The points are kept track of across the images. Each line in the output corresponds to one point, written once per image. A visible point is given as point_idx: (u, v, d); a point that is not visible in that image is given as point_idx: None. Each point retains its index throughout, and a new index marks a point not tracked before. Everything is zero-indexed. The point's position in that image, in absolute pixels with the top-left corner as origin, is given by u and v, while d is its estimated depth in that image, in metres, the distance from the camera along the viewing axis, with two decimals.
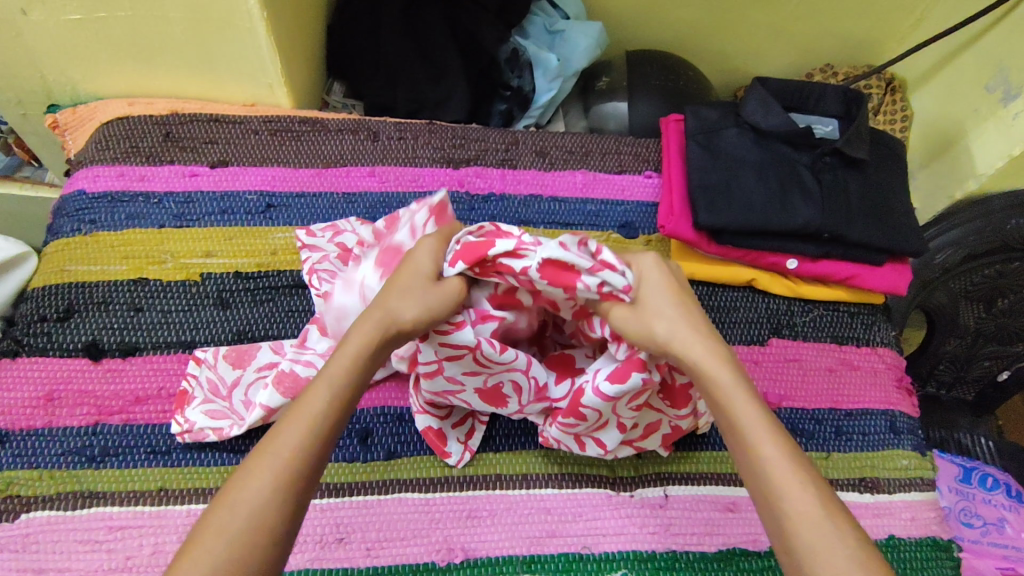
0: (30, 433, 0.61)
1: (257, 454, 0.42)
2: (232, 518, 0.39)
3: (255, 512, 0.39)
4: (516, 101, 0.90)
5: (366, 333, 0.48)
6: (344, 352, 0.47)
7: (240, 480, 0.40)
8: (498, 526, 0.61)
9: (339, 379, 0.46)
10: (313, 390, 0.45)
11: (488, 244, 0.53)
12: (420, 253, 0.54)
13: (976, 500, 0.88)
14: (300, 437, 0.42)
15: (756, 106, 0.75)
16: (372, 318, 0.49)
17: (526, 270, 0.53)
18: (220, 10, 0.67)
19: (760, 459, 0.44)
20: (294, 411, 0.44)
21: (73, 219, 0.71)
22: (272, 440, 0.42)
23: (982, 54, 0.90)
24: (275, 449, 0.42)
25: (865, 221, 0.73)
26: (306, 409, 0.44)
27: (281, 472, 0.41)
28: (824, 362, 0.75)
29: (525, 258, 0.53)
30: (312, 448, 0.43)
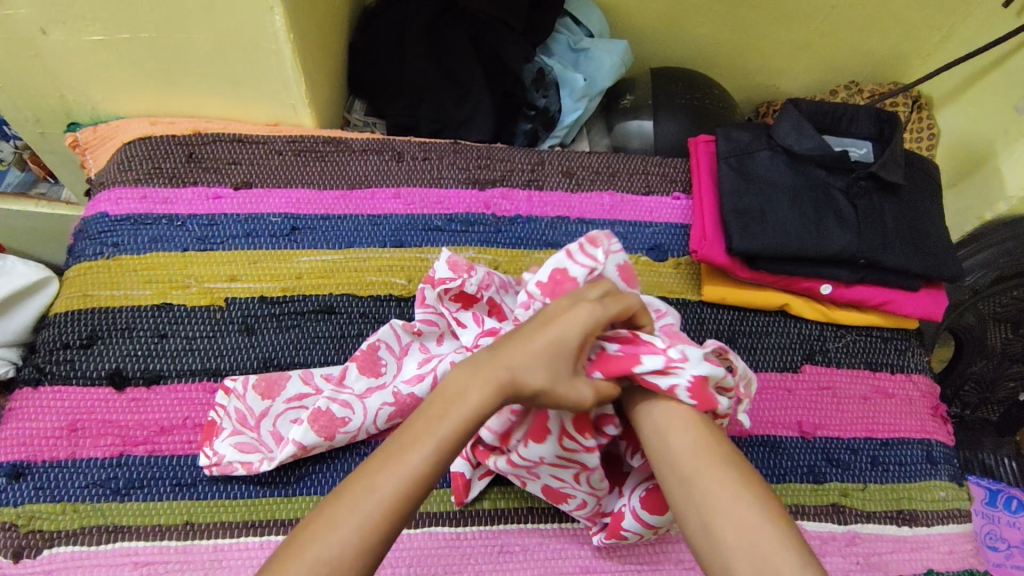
0: (52, 465, 0.60)
1: (344, 505, 0.41)
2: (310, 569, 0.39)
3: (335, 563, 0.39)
4: (541, 121, 0.89)
5: (481, 393, 0.45)
6: (459, 410, 0.45)
7: (324, 527, 0.40)
8: (530, 561, 0.60)
9: (444, 442, 0.44)
10: (415, 444, 0.44)
11: (635, 360, 0.50)
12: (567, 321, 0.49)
13: (1002, 523, 0.86)
14: (391, 495, 0.42)
15: (790, 128, 0.74)
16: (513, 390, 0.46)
17: (675, 388, 0.49)
18: (248, 31, 0.66)
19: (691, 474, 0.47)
20: (388, 462, 0.43)
21: (95, 243, 0.70)
22: (360, 493, 0.42)
23: (1012, 75, 0.89)
24: (362, 499, 0.41)
25: (901, 246, 0.71)
26: (405, 465, 0.43)
27: (365, 525, 0.40)
28: (858, 390, 0.73)
29: (675, 375, 0.50)
30: (402, 509, 0.42)
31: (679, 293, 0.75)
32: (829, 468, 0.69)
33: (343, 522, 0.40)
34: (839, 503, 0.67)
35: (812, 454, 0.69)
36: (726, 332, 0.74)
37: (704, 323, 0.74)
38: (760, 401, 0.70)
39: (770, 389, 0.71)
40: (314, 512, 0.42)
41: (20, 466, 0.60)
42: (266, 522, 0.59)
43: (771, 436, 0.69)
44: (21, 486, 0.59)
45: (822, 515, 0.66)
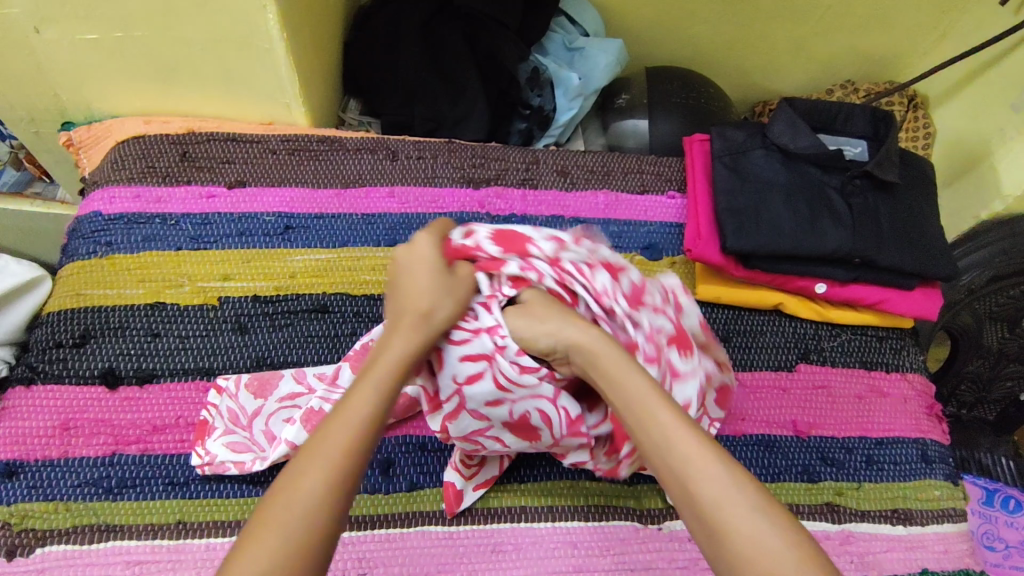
0: (44, 464, 0.60)
1: (303, 458, 0.40)
2: (283, 525, 0.37)
3: (308, 511, 0.38)
4: (536, 120, 0.90)
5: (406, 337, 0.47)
6: (385, 360, 0.46)
7: (289, 481, 0.39)
8: (523, 560, 0.60)
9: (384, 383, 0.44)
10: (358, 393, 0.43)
11: (457, 245, 0.56)
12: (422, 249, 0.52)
13: (999, 523, 0.86)
14: (345, 440, 0.41)
15: (785, 127, 0.74)
16: (407, 321, 0.48)
17: (478, 244, 0.55)
18: (242, 30, 0.66)
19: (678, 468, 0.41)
20: (337, 415, 0.42)
21: (88, 242, 0.70)
22: (317, 444, 0.40)
23: (1008, 74, 0.89)
24: (315, 447, 0.40)
25: (895, 245, 0.71)
26: (353, 414, 0.42)
27: (329, 468, 0.39)
28: (854, 389, 0.73)
29: (477, 237, 0.56)
30: (361, 451, 0.41)
31: None
32: (824, 467, 0.69)
33: (305, 472, 0.39)
34: (834, 502, 0.67)
35: (807, 453, 0.69)
36: (721, 331, 0.74)
37: None
38: (755, 399, 0.70)
39: (764, 388, 0.71)
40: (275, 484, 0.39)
41: (12, 465, 0.60)
42: None
43: (766, 435, 0.69)
44: (13, 485, 0.59)
45: (816, 514, 0.66)
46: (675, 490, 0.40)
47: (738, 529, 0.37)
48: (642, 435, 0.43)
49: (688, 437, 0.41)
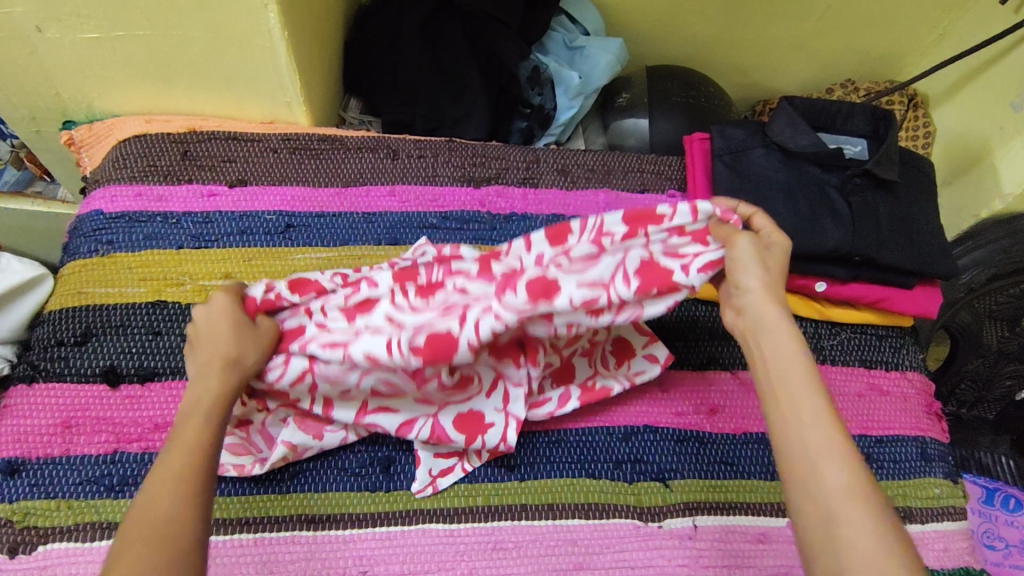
0: (47, 462, 0.60)
1: (157, 479, 0.43)
2: (147, 539, 0.40)
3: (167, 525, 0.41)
4: (536, 119, 0.90)
5: (218, 376, 0.50)
6: (205, 394, 0.49)
7: (148, 499, 0.43)
8: (524, 558, 0.60)
9: (209, 407, 0.48)
10: (191, 424, 0.47)
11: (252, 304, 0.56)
12: (214, 308, 0.54)
13: (999, 521, 0.86)
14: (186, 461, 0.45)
15: (784, 124, 0.74)
16: (213, 365, 0.50)
17: (279, 294, 0.57)
18: (243, 29, 0.66)
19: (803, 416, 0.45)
20: (174, 443, 0.46)
21: (90, 240, 0.70)
22: (162, 468, 0.44)
23: (1008, 73, 0.89)
24: (162, 474, 0.44)
25: (895, 243, 0.72)
26: (189, 440, 0.46)
27: (181, 483, 0.43)
28: (854, 388, 0.73)
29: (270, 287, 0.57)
30: (202, 467, 0.45)
31: None
32: None
33: (158, 496, 0.43)
34: None
35: None
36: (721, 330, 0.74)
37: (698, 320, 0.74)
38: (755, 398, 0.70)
39: None
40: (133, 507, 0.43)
41: (14, 463, 0.60)
42: (259, 519, 0.59)
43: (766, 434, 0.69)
44: (15, 483, 0.59)
45: None
46: (799, 446, 0.44)
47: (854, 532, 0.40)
48: (783, 382, 0.47)
49: (832, 433, 0.44)
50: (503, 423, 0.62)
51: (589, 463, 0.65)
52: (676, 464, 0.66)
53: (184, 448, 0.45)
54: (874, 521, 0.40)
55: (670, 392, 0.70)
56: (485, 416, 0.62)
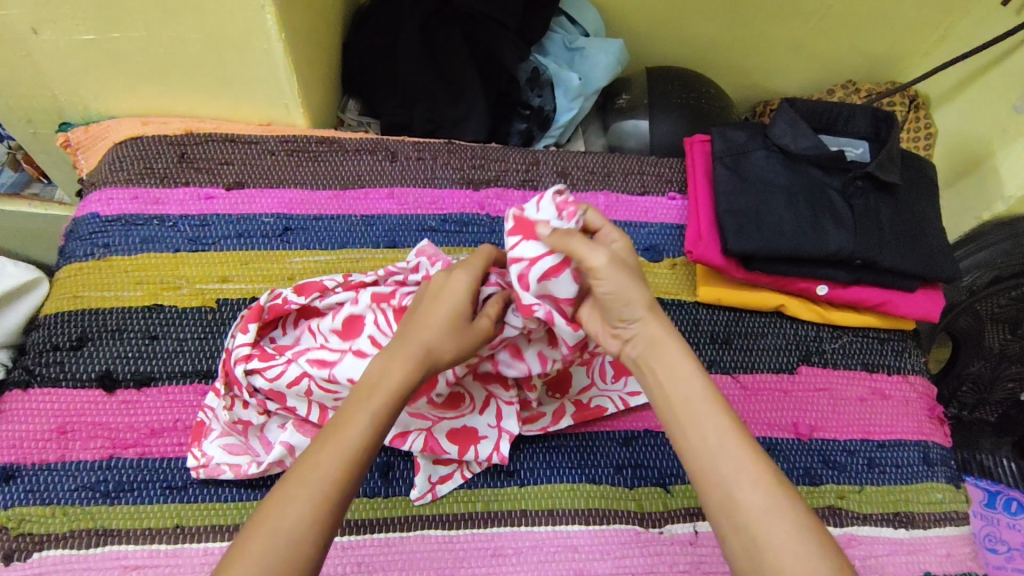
0: (41, 468, 0.60)
1: (293, 480, 0.41)
2: (269, 544, 0.38)
3: (291, 545, 0.38)
4: (536, 121, 0.89)
5: (404, 368, 0.46)
6: (383, 386, 0.45)
7: (282, 503, 0.40)
8: (523, 564, 0.59)
9: (379, 412, 0.44)
10: (352, 416, 0.43)
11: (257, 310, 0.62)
12: (454, 291, 0.49)
13: (1001, 525, 0.86)
14: (335, 467, 0.41)
15: (785, 127, 0.74)
16: (407, 355, 0.46)
17: (287, 301, 0.62)
18: (240, 30, 0.66)
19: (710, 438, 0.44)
20: (328, 437, 0.43)
21: (85, 243, 0.69)
22: (310, 468, 0.41)
23: (1009, 75, 0.89)
24: (308, 476, 0.41)
25: (897, 246, 0.71)
26: (346, 437, 0.42)
27: (319, 495, 0.40)
28: (856, 392, 0.73)
29: (281, 295, 0.63)
30: (348, 479, 0.41)
31: (674, 293, 0.75)
32: (825, 470, 0.68)
33: (295, 501, 0.40)
34: (836, 506, 0.66)
35: (808, 455, 0.68)
36: (722, 333, 0.73)
37: (699, 323, 0.74)
38: (756, 403, 0.70)
39: (766, 391, 0.71)
40: (268, 498, 0.40)
41: (9, 469, 0.59)
42: None
43: (767, 438, 0.68)
44: (10, 489, 0.58)
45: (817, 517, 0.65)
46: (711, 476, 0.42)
47: (781, 549, 0.39)
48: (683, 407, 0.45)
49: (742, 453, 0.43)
50: (496, 438, 0.62)
51: (589, 468, 0.65)
52: (677, 469, 0.66)
53: (334, 450, 0.42)
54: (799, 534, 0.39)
55: None
56: (478, 430, 0.63)
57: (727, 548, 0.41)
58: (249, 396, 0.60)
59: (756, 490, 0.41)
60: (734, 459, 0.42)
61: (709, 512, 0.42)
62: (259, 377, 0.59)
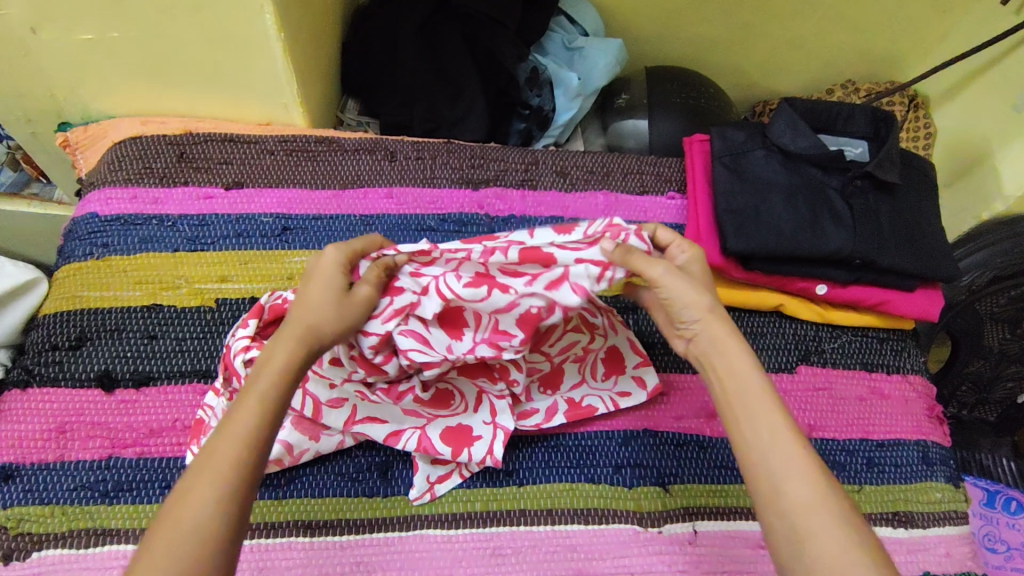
0: (40, 467, 0.60)
1: (191, 476, 0.40)
2: (173, 539, 0.37)
3: (195, 531, 0.38)
4: (535, 121, 0.89)
5: (288, 350, 0.46)
6: (268, 372, 0.45)
7: (179, 498, 0.39)
8: (522, 564, 0.59)
9: (267, 396, 0.44)
10: (241, 407, 0.43)
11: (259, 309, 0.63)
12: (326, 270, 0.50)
13: (1000, 524, 0.86)
14: (231, 455, 0.41)
15: (784, 126, 0.74)
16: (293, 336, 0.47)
17: (289, 300, 0.63)
18: (239, 30, 0.66)
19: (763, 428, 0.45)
20: (221, 430, 0.42)
21: (84, 243, 0.69)
22: (204, 462, 0.40)
23: (1009, 74, 0.89)
24: (206, 469, 0.40)
25: (897, 246, 0.71)
26: (237, 426, 0.42)
27: (218, 484, 0.39)
28: (855, 391, 0.73)
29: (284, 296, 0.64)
30: (248, 463, 0.41)
31: None
32: None
33: (193, 495, 0.39)
34: None
35: None
36: None
37: None
38: None
39: None
40: (165, 502, 0.39)
41: (8, 468, 0.59)
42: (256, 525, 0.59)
43: None
44: (9, 489, 0.58)
45: None
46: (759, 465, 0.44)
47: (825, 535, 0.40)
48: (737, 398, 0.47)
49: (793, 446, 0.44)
50: (491, 438, 0.62)
51: (589, 468, 0.65)
52: (676, 468, 0.66)
53: (229, 439, 0.41)
54: (843, 527, 0.40)
55: (669, 396, 0.69)
56: (473, 431, 0.62)
57: (772, 533, 0.42)
58: (248, 388, 0.59)
59: (809, 483, 0.42)
60: (783, 450, 0.44)
61: (756, 496, 0.44)
62: (259, 367, 0.58)
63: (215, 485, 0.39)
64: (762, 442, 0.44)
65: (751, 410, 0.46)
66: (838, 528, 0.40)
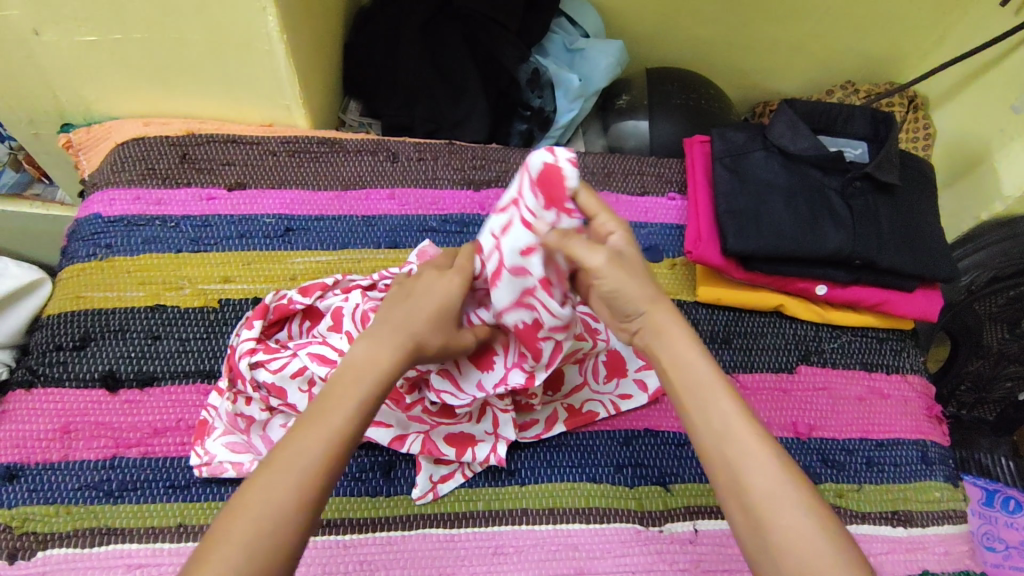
0: (45, 467, 0.60)
1: (276, 465, 0.39)
2: (252, 529, 0.36)
3: (275, 525, 0.37)
4: (536, 122, 0.89)
5: (383, 351, 0.44)
6: (360, 368, 0.43)
7: (263, 484, 0.38)
8: (524, 562, 0.59)
9: (364, 394, 0.42)
10: (336, 399, 0.42)
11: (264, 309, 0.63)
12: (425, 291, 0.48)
13: (999, 524, 0.86)
14: (321, 451, 0.39)
15: (784, 127, 0.74)
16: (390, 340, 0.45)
17: (292, 301, 0.63)
18: (241, 31, 0.66)
19: (719, 423, 0.42)
20: (313, 419, 0.41)
21: (88, 244, 0.70)
22: (293, 452, 0.39)
23: (1008, 75, 0.89)
24: (292, 459, 0.39)
25: (896, 246, 0.71)
26: (329, 419, 0.41)
27: (304, 479, 0.38)
28: (854, 391, 0.73)
29: (287, 296, 0.64)
30: (334, 463, 0.40)
31: (674, 293, 0.75)
32: (824, 469, 0.69)
33: (278, 485, 0.38)
34: (835, 504, 0.67)
35: (808, 454, 0.69)
36: (722, 333, 0.74)
37: (699, 324, 0.74)
38: (756, 402, 0.70)
39: (765, 391, 0.71)
40: (242, 485, 0.38)
41: (13, 468, 0.59)
42: None
43: None
44: (14, 488, 0.59)
45: None
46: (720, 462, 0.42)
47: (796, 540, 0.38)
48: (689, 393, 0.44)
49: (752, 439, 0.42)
50: (494, 441, 0.63)
51: (590, 467, 0.65)
52: (677, 468, 0.66)
53: (322, 431, 0.40)
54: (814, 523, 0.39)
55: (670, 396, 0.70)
56: (475, 434, 0.63)
57: (738, 532, 0.41)
58: (252, 391, 0.60)
59: (770, 480, 0.40)
60: (743, 446, 0.42)
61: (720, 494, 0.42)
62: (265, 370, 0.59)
63: (293, 482, 0.38)
64: (721, 437, 0.42)
65: (705, 404, 0.43)
66: (803, 522, 0.39)
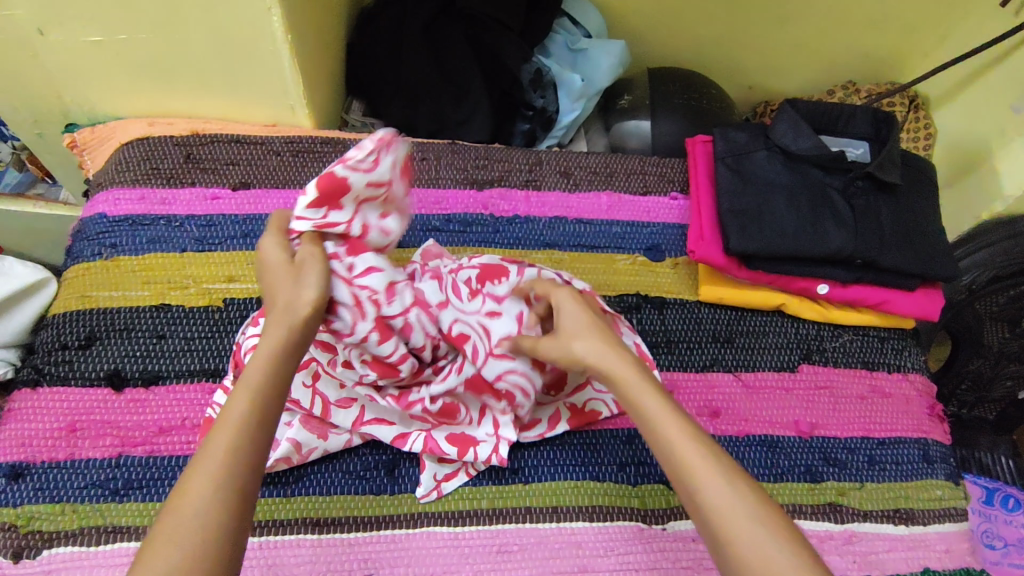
0: (50, 466, 0.60)
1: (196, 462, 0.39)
2: (176, 525, 0.37)
3: (194, 515, 0.37)
4: (539, 122, 0.90)
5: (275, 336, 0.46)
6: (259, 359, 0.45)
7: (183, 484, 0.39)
8: (527, 560, 0.60)
9: (257, 383, 0.43)
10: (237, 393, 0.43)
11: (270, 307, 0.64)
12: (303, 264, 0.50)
13: (998, 521, 0.86)
14: (227, 443, 0.40)
15: (787, 127, 0.74)
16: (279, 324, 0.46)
17: None
18: (246, 31, 0.66)
19: (667, 442, 0.44)
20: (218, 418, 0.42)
21: (93, 243, 0.70)
22: (203, 450, 0.40)
23: (1008, 76, 0.89)
24: (205, 455, 0.40)
25: (898, 246, 0.72)
26: (231, 412, 0.42)
27: (217, 469, 0.39)
28: (856, 390, 0.73)
29: None
30: (248, 452, 0.41)
31: (677, 292, 0.76)
32: (826, 467, 0.69)
33: (194, 482, 0.39)
34: (836, 503, 0.67)
35: (810, 453, 0.69)
36: (724, 332, 0.74)
37: (701, 322, 0.74)
38: (758, 401, 0.71)
39: (767, 390, 0.72)
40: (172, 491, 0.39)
41: (18, 467, 0.60)
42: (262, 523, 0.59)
43: (768, 436, 0.69)
44: (19, 487, 0.59)
45: (818, 513, 0.66)
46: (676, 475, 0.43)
47: (745, 541, 0.39)
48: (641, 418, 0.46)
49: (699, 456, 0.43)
50: (496, 440, 0.63)
51: (593, 466, 0.65)
52: None
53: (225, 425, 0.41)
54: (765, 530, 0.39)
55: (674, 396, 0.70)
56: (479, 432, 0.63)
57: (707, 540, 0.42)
58: None
59: (719, 490, 0.41)
60: (691, 462, 0.43)
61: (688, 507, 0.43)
62: None
63: (207, 474, 0.39)
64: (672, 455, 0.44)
65: (655, 427, 0.45)
66: (752, 529, 0.40)
